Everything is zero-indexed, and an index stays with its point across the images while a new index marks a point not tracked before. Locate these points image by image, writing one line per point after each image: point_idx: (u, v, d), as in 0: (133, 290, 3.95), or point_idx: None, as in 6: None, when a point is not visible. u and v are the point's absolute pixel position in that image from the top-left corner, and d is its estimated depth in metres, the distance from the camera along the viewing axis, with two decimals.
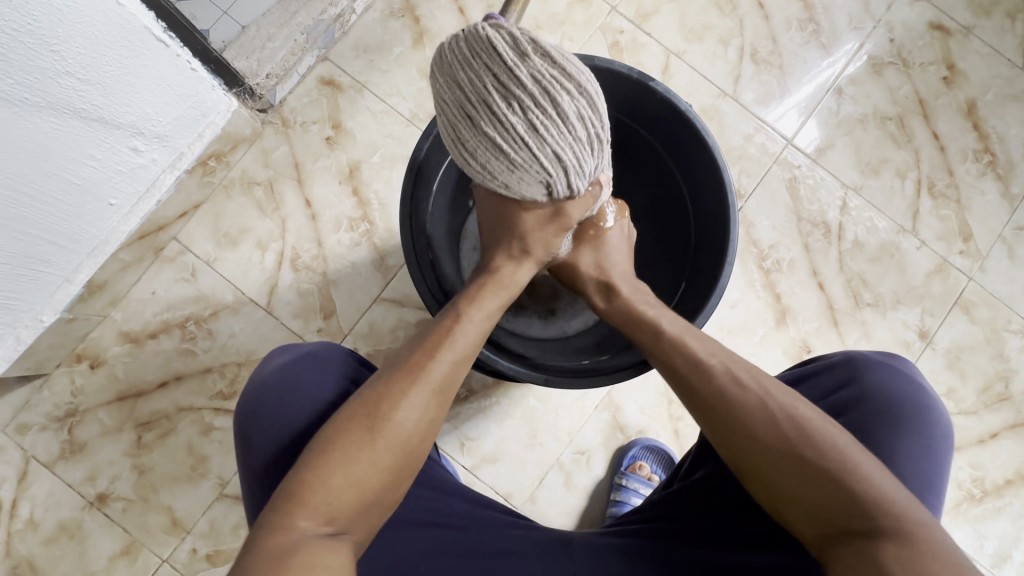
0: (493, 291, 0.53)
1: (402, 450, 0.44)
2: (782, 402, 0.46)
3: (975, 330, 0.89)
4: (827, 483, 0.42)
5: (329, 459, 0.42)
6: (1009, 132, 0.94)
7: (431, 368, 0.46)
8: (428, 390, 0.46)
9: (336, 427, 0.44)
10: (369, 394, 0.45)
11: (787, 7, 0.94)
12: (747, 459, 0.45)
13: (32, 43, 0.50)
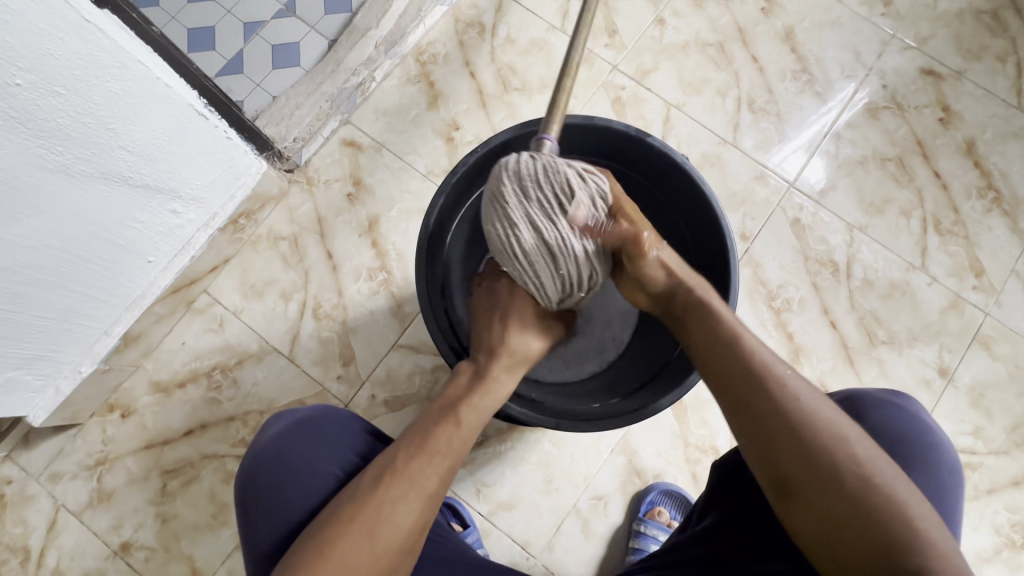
0: (483, 398, 0.56)
1: (394, 550, 0.47)
2: (835, 420, 0.46)
3: (997, 367, 0.88)
4: (873, 518, 0.42)
5: (327, 557, 0.45)
6: (1011, 169, 0.96)
7: (425, 473, 0.50)
8: (422, 494, 0.49)
9: (335, 523, 0.47)
10: (368, 494, 0.49)
11: (780, 59, 1.00)
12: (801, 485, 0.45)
13: (91, 123, 0.57)
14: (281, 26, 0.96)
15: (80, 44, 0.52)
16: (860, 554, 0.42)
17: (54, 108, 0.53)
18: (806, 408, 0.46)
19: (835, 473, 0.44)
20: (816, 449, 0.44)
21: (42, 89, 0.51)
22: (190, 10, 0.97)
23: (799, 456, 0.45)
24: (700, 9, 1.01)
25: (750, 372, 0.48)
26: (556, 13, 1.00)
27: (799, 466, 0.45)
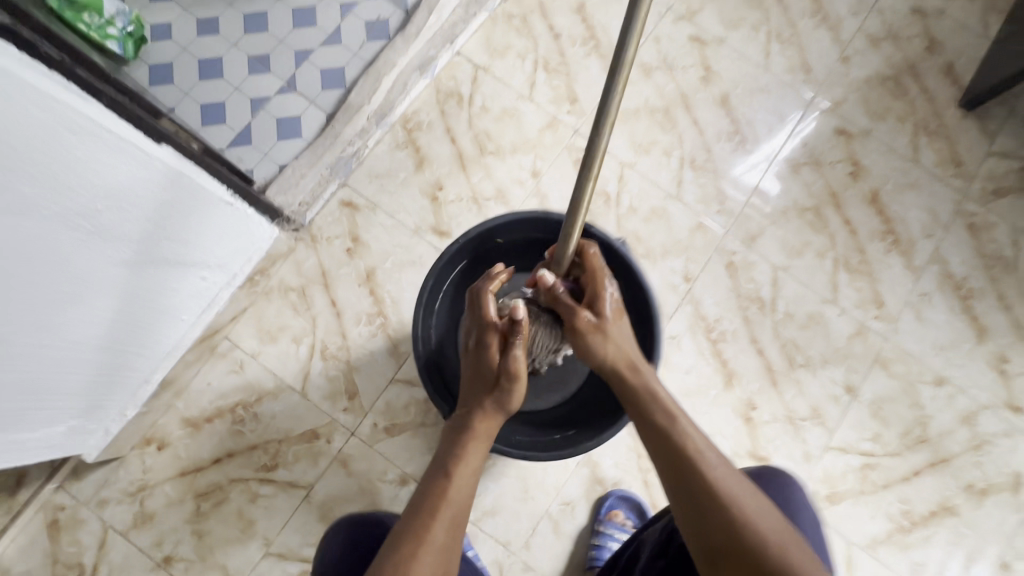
0: (474, 446, 0.67)
1: None
2: (747, 500, 0.59)
3: (893, 383, 1.07)
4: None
5: None
6: (908, 214, 1.14)
7: (431, 531, 0.58)
8: (432, 551, 0.57)
9: None
10: (385, 563, 0.55)
11: (717, 122, 1.16)
12: (731, 544, 0.57)
13: (147, 224, 0.72)
14: (283, 102, 1.10)
15: (125, 159, 0.65)
16: None
17: (119, 219, 0.68)
18: (729, 488, 0.60)
19: (759, 539, 0.56)
20: (745, 518, 0.57)
21: (113, 205, 0.66)
22: (202, 88, 1.09)
23: (725, 531, 0.57)
24: (648, 79, 1.17)
25: (686, 456, 0.62)
26: (525, 84, 1.15)
27: (726, 537, 0.57)
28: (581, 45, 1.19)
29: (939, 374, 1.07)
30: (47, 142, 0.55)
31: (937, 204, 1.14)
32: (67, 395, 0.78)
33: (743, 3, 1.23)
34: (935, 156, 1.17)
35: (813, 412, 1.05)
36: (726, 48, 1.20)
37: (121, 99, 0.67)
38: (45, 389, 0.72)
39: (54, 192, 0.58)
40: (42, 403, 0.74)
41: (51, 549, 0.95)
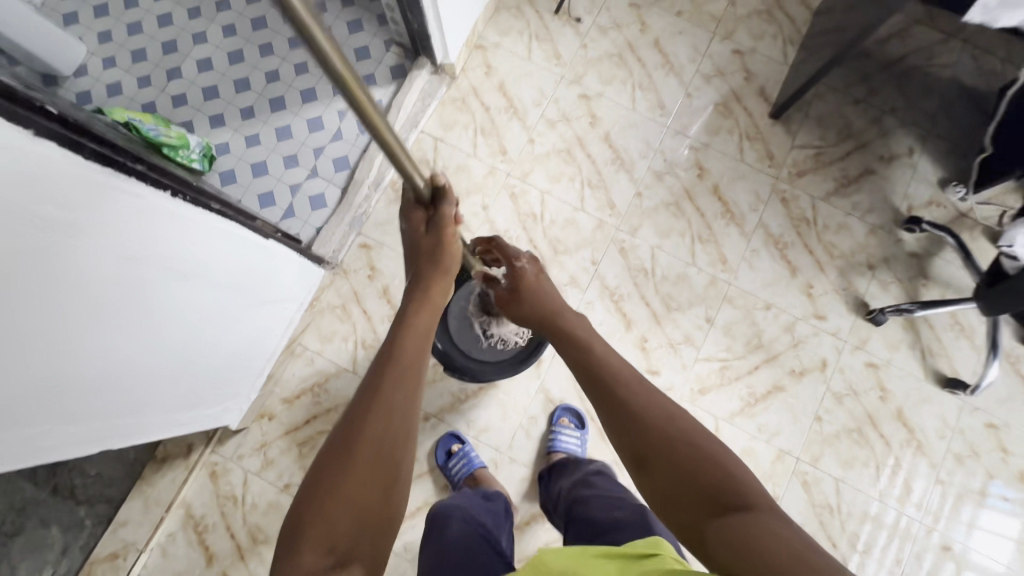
0: (419, 327, 0.82)
1: (376, 458, 0.65)
2: (668, 416, 0.78)
3: (737, 311, 1.61)
4: (701, 469, 0.70)
5: (321, 485, 0.62)
6: (739, 197, 1.68)
7: (382, 394, 0.70)
8: (380, 412, 0.68)
9: (320, 463, 0.65)
10: (344, 431, 0.67)
11: (604, 153, 1.70)
12: (651, 449, 0.75)
13: (250, 281, 1.24)
14: (311, 184, 1.64)
15: (238, 243, 1.16)
16: (698, 491, 0.68)
17: (239, 279, 1.19)
18: (649, 409, 0.80)
19: (672, 442, 0.74)
20: (661, 428, 0.76)
21: (233, 272, 1.16)
22: (256, 183, 1.64)
23: (643, 435, 0.77)
24: (554, 130, 1.71)
25: (613, 391, 0.85)
26: (470, 146, 1.69)
27: (645, 442, 0.76)
28: (505, 113, 1.72)
29: (768, 301, 1.62)
30: (199, 236, 1.03)
31: (759, 188, 1.68)
32: (217, 384, 1.30)
33: (613, 65, 1.76)
34: (755, 154, 1.71)
35: (686, 338, 1.60)
36: (604, 100, 1.74)
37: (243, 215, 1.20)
38: (205, 380, 1.24)
39: (208, 269, 1.07)
40: (205, 387, 1.26)
41: (214, 489, 1.52)
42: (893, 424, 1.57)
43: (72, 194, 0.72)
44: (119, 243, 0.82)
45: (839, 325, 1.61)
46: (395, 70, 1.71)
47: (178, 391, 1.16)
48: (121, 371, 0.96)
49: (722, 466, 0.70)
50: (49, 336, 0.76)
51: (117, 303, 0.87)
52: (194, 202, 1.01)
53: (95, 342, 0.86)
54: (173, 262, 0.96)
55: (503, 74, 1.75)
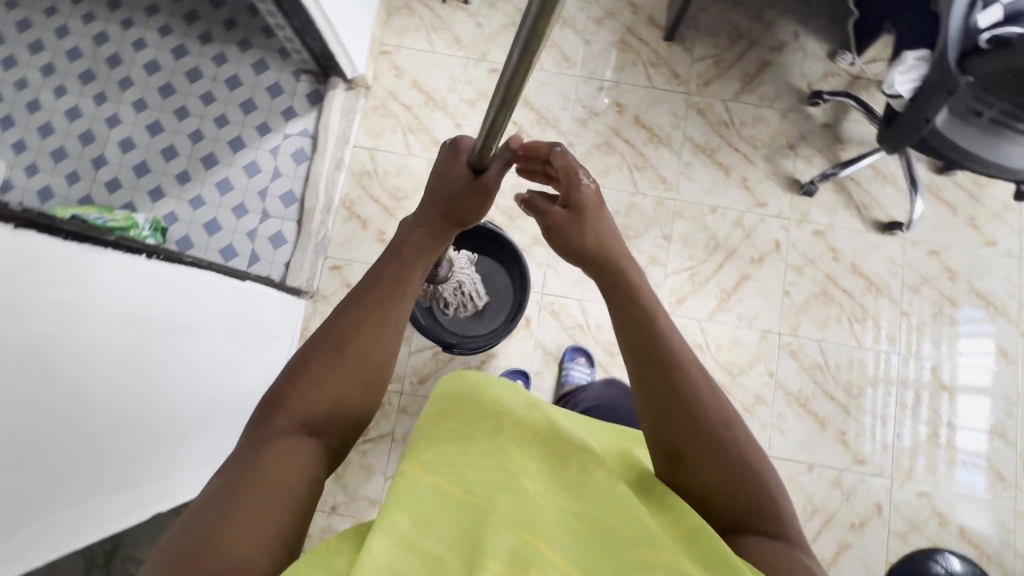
0: (426, 252, 0.82)
1: (360, 374, 0.72)
2: (724, 417, 0.70)
3: (689, 222, 1.74)
4: (738, 491, 0.67)
5: (308, 377, 0.70)
6: (660, 120, 1.79)
7: (383, 317, 0.75)
8: (373, 328, 0.74)
9: (311, 353, 0.72)
10: (334, 332, 0.73)
11: (527, 117, 1.80)
12: (695, 445, 0.68)
13: (240, 326, 1.30)
14: (267, 226, 1.69)
15: (215, 294, 1.20)
16: (723, 507, 0.67)
17: (225, 330, 1.23)
18: (707, 396, 0.70)
19: (722, 444, 0.68)
20: (716, 427, 0.69)
21: (217, 324, 1.20)
22: (213, 240, 1.68)
23: (693, 421, 0.69)
24: (475, 109, 1.80)
25: (675, 353, 0.72)
26: (404, 147, 1.77)
27: (690, 432, 0.69)
28: (426, 107, 1.80)
29: (712, 205, 1.75)
30: (173, 302, 1.05)
31: (675, 106, 1.80)
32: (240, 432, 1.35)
33: (511, 34, 1.85)
34: (662, 77, 1.82)
35: (652, 259, 1.71)
36: None
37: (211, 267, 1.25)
38: (229, 427, 1.31)
39: (192, 328, 1.10)
40: (231, 430, 1.32)
41: None
42: (852, 278, 1.72)
43: (45, 270, 0.75)
44: (103, 321, 0.85)
45: (781, 206, 1.75)
46: (311, 97, 1.76)
47: (206, 440, 1.22)
48: (153, 431, 1.03)
49: (763, 490, 0.68)
50: (68, 416, 0.81)
51: (119, 382, 0.91)
52: (168, 259, 1.07)
53: (122, 404, 0.93)
54: (160, 326, 1.00)
55: (413, 71, 1.82)
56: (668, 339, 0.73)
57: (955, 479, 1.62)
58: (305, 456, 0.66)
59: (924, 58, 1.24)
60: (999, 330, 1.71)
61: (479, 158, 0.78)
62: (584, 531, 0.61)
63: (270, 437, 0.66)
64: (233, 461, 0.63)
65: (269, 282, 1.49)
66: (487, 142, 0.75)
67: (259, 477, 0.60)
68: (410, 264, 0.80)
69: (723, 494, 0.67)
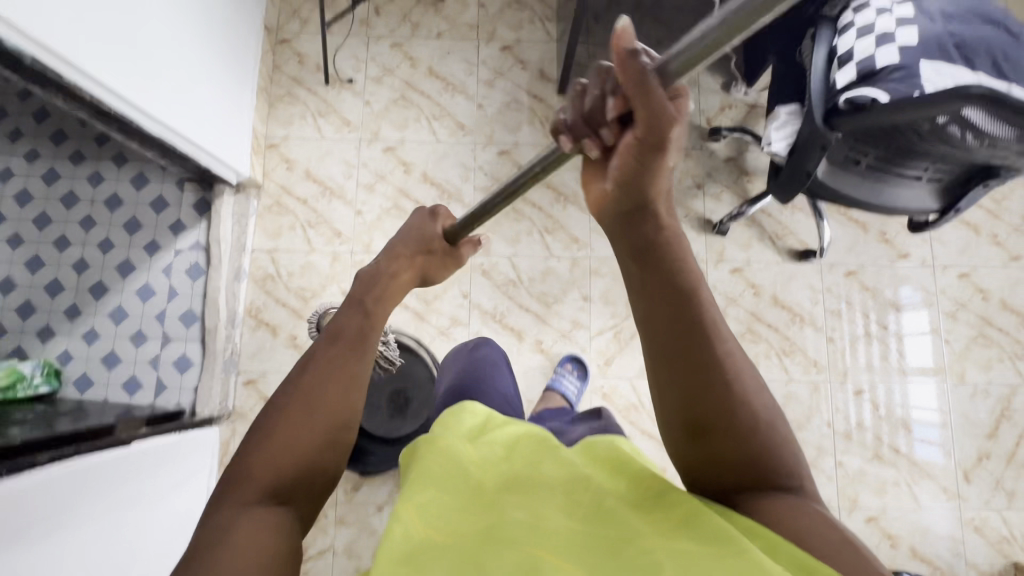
0: (387, 301, 0.79)
1: (335, 421, 0.65)
2: (755, 387, 0.62)
3: (607, 279, 1.70)
4: (764, 460, 0.60)
5: (275, 428, 0.63)
6: (564, 178, 1.76)
7: (354, 361, 0.69)
8: (345, 374, 0.68)
9: (280, 406, 0.65)
10: (306, 377, 0.67)
11: (429, 192, 1.74)
12: (728, 420, 0.60)
13: (156, 476, 1.28)
14: (170, 349, 1.61)
15: (123, 455, 1.19)
16: (744, 475, 0.60)
17: (139, 484, 1.22)
18: (744, 368, 0.62)
19: (754, 413, 0.61)
20: (750, 402, 0.61)
21: (130, 481, 1.19)
22: (115, 374, 1.60)
23: (726, 407, 0.60)
24: (374, 193, 1.73)
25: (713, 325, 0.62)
26: (305, 244, 1.70)
27: (723, 413, 0.60)
28: (323, 198, 1.73)
29: None
30: (81, 476, 1.05)
31: (578, 161, 1.77)
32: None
33: (401, 108, 1.79)
34: None
35: (575, 323, 1.68)
36: (408, 144, 1.77)
37: (111, 429, 1.24)
38: None
39: (103, 495, 1.09)
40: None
41: None
42: (776, 311, 1.71)
43: None
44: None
45: (696, 248, 1.73)
46: (198, 207, 1.69)
47: (153, 562, 1.23)
48: None
49: (789, 452, 0.61)
50: None
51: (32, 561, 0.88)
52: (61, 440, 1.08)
53: None
54: (67, 501, 0.99)
55: (304, 161, 1.75)
56: (706, 304, 0.62)
57: (902, 495, 1.62)
58: (274, 527, 0.57)
59: (795, 113, 1.23)
60: (925, 340, 1.71)
61: (461, 231, 0.88)
62: (551, 532, 0.56)
63: (235, 505, 0.57)
64: (195, 548, 0.54)
65: (177, 423, 1.47)
66: (470, 224, 0.87)
67: (222, 560, 0.52)
68: (373, 310, 0.75)
69: (748, 467, 0.60)
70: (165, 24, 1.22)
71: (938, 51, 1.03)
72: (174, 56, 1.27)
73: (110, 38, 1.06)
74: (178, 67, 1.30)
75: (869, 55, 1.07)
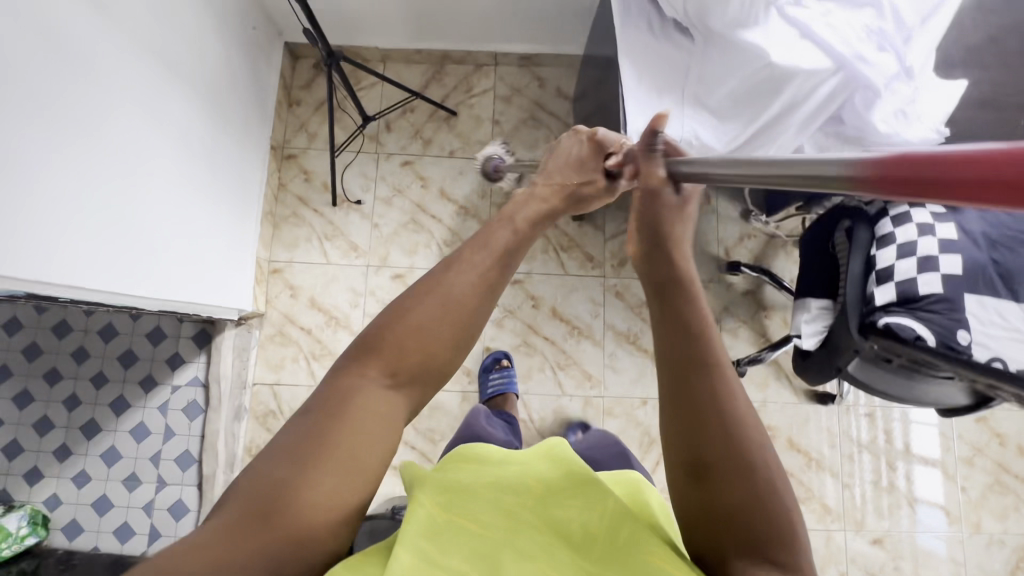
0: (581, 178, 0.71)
1: (459, 328, 0.55)
2: (759, 436, 0.50)
3: (620, 420, 1.66)
4: (754, 524, 0.47)
5: (408, 316, 0.54)
6: (578, 310, 1.70)
7: (506, 269, 0.59)
8: (492, 286, 0.57)
9: (415, 295, 0.56)
10: (455, 270, 0.57)
11: None
12: (717, 448, 0.49)
13: None
14: (165, 494, 1.55)
15: None
16: (723, 539, 0.48)
17: None
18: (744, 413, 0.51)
19: (750, 464, 0.48)
20: (750, 453, 0.49)
21: None
22: (106, 520, 1.53)
23: (727, 436, 0.49)
24: None
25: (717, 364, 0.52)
26: (308, 379, 1.63)
27: (724, 449, 0.49)
28: (328, 328, 1.66)
29: (642, 396, 1.67)
30: None
31: (594, 292, 1.71)
32: None
33: (411, 232, 1.72)
34: (576, 261, 1.73)
35: None
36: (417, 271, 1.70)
37: None
38: None
39: None
40: None
41: None
42: (790, 454, 1.67)
43: None
44: None
45: None
46: (197, 338, 1.60)
47: None
48: None
49: (784, 537, 0.46)
50: None
51: None
52: None
53: None
54: None
55: (309, 288, 1.68)
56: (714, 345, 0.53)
57: None
58: (380, 411, 0.51)
59: (826, 309, 1.19)
60: (940, 488, 1.68)
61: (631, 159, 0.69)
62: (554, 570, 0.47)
63: (338, 389, 0.52)
64: (316, 407, 0.51)
65: None
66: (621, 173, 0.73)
67: (344, 438, 0.49)
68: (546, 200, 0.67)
69: (728, 523, 0.48)
70: (155, 193, 1.17)
71: (983, 284, 1.01)
72: (142, 200, 1.13)
73: (106, 257, 1.04)
74: (161, 220, 1.20)
75: (911, 277, 1.03)
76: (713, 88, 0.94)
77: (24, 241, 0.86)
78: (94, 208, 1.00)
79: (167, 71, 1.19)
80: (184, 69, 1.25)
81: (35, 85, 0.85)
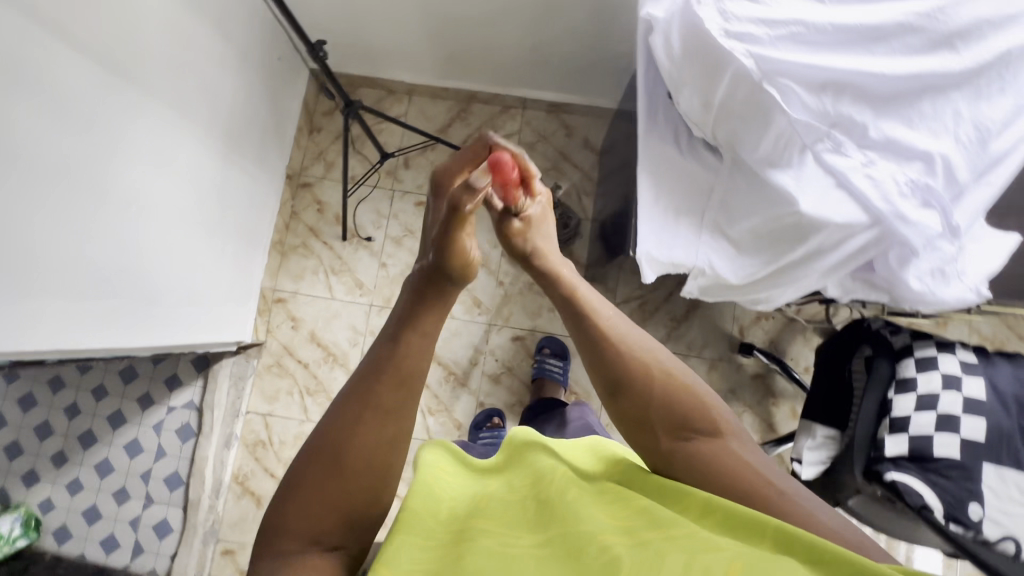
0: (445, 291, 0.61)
1: (378, 466, 0.52)
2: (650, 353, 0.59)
3: None
4: (680, 406, 0.56)
5: (309, 476, 0.50)
6: (578, 374, 1.66)
7: (398, 400, 0.53)
8: (384, 414, 0.53)
9: (306, 464, 0.51)
10: (337, 421, 0.53)
11: (436, 372, 1.66)
12: (629, 385, 0.57)
13: None
14: (150, 512, 1.57)
15: None
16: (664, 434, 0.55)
17: None
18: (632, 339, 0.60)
19: (650, 371, 0.58)
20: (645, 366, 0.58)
21: None
22: None
23: (635, 376, 0.57)
24: None
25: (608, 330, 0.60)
26: (300, 413, 1.64)
27: (629, 376, 0.57)
28: (324, 365, 1.66)
29: None
30: None
31: None
32: None
33: None
34: None
35: None
36: None
37: None
38: None
39: None
40: None
41: None
42: None
43: None
44: None
45: None
46: (196, 362, 1.62)
47: None
48: None
49: (696, 404, 0.57)
50: None
51: None
52: None
53: None
54: None
55: (311, 322, 1.68)
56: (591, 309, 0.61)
57: None
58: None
59: (832, 438, 1.11)
60: None
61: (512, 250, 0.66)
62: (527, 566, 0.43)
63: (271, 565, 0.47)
64: None
65: None
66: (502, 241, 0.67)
67: None
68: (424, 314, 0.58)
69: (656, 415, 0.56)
70: (151, 238, 1.13)
71: (1004, 454, 0.93)
72: (147, 256, 1.13)
73: (94, 312, 1.02)
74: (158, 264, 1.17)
75: (926, 434, 0.95)
76: (736, 219, 0.87)
77: (23, 321, 0.87)
78: (85, 264, 0.97)
79: (183, 113, 1.16)
80: (200, 111, 1.22)
81: (27, 162, 0.82)
